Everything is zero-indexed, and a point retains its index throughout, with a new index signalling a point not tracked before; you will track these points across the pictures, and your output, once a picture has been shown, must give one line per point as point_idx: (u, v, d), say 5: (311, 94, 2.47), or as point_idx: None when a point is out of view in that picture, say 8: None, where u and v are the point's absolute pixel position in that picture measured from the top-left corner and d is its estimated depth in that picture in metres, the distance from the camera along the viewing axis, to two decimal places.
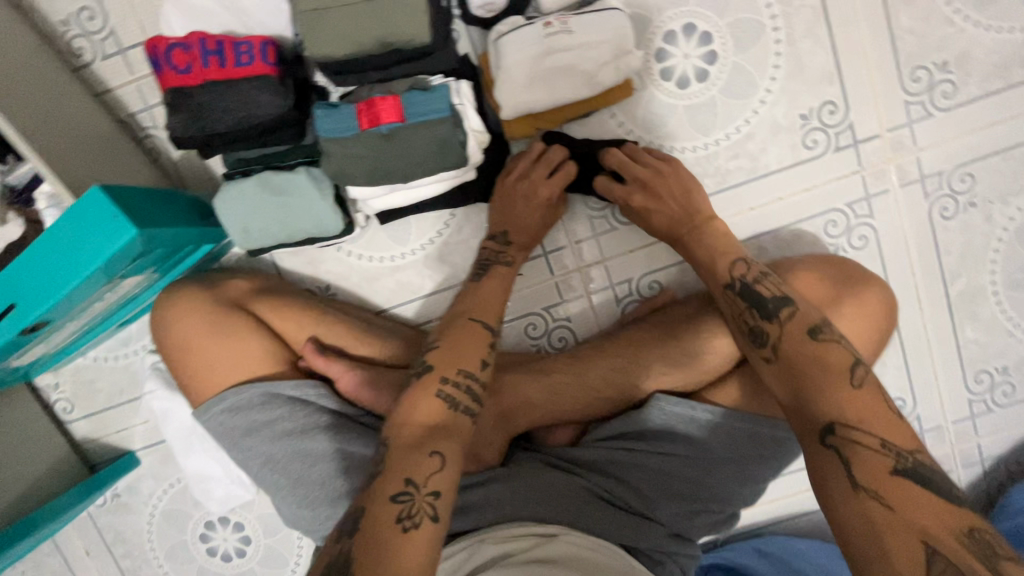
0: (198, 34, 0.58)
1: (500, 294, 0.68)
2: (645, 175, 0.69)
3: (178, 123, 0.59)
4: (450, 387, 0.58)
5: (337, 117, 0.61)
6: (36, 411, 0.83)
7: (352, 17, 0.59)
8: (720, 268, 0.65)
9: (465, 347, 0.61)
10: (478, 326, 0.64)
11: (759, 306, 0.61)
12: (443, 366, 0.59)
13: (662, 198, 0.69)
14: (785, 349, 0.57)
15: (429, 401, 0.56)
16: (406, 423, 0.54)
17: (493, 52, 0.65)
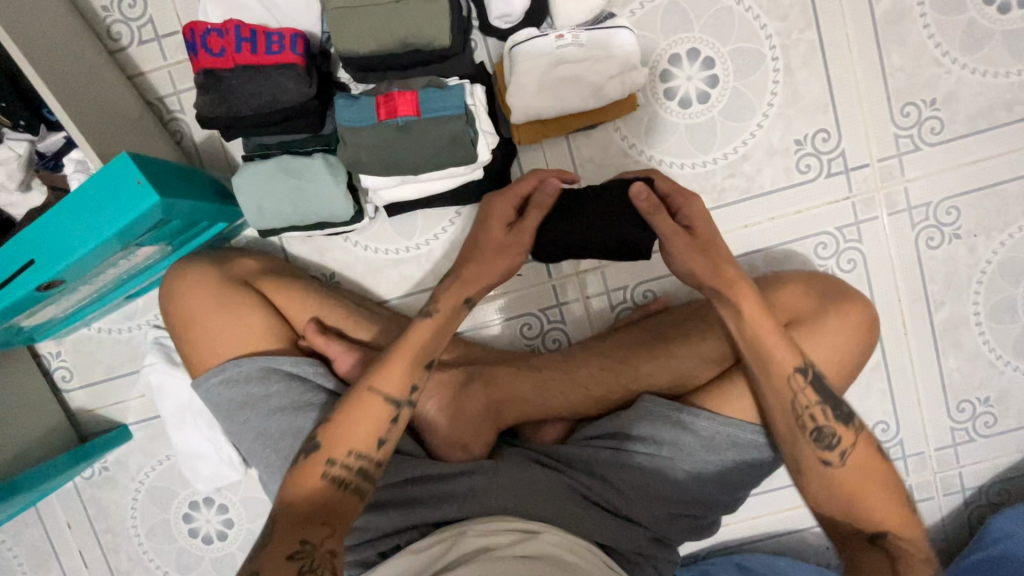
0: (234, 21, 0.61)
1: (413, 356, 0.63)
2: (692, 217, 0.64)
3: (207, 103, 0.62)
4: (337, 469, 0.59)
5: (357, 108, 0.64)
6: (35, 376, 0.84)
7: (379, 16, 0.63)
8: (786, 357, 0.62)
9: (360, 425, 0.60)
10: (376, 400, 0.61)
11: (833, 408, 0.62)
12: (331, 447, 0.60)
13: (714, 251, 0.64)
14: (854, 456, 0.61)
15: (314, 481, 0.59)
16: (297, 496, 0.58)
17: (507, 60, 0.69)
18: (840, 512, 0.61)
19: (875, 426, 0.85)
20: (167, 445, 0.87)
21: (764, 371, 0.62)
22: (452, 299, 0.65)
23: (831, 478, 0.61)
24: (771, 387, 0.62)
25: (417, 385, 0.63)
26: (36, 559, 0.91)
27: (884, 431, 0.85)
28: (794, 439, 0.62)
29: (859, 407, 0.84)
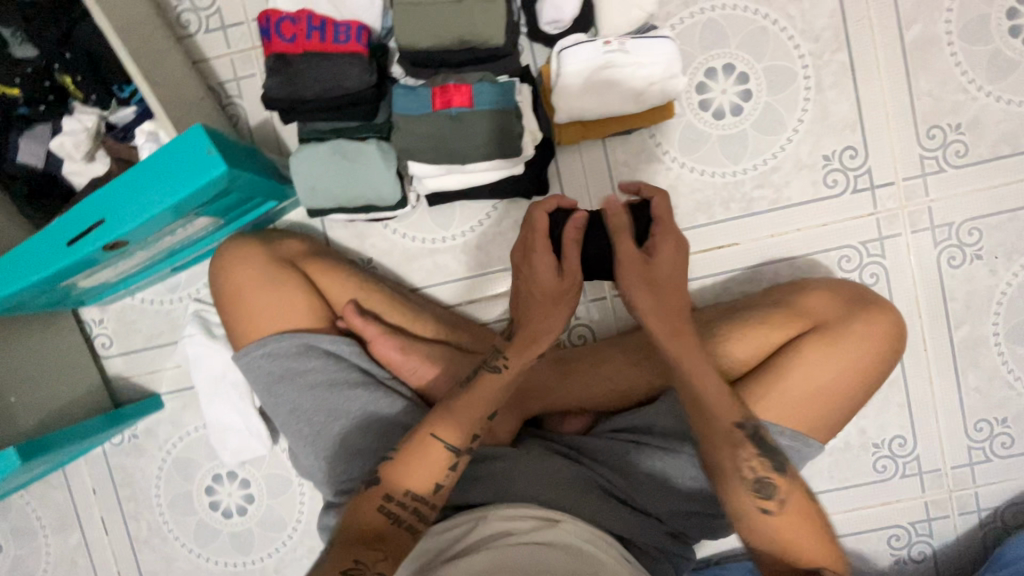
0: (306, 11, 0.66)
1: (480, 406, 0.65)
2: (658, 258, 0.64)
3: (275, 84, 0.66)
4: (393, 505, 0.61)
5: (414, 97, 0.68)
6: (78, 341, 0.87)
7: (440, 14, 0.67)
8: (726, 411, 0.62)
9: (422, 469, 0.62)
10: (438, 446, 0.63)
11: (771, 458, 0.61)
12: (390, 484, 0.62)
13: (666, 293, 0.64)
14: (790, 505, 0.61)
15: (371, 512, 0.61)
16: (355, 523, 0.60)
17: (554, 62, 0.73)
18: (772, 559, 0.61)
19: (892, 440, 0.86)
20: (196, 417, 0.89)
21: (710, 429, 0.63)
22: (523, 355, 0.68)
23: (769, 527, 0.60)
24: (709, 434, 0.63)
25: (478, 433, 0.65)
26: (59, 522, 0.93)
27: (901, 445, 0.86)
28: (729, 486, 0.61)
29: (877, 421, 0.86)
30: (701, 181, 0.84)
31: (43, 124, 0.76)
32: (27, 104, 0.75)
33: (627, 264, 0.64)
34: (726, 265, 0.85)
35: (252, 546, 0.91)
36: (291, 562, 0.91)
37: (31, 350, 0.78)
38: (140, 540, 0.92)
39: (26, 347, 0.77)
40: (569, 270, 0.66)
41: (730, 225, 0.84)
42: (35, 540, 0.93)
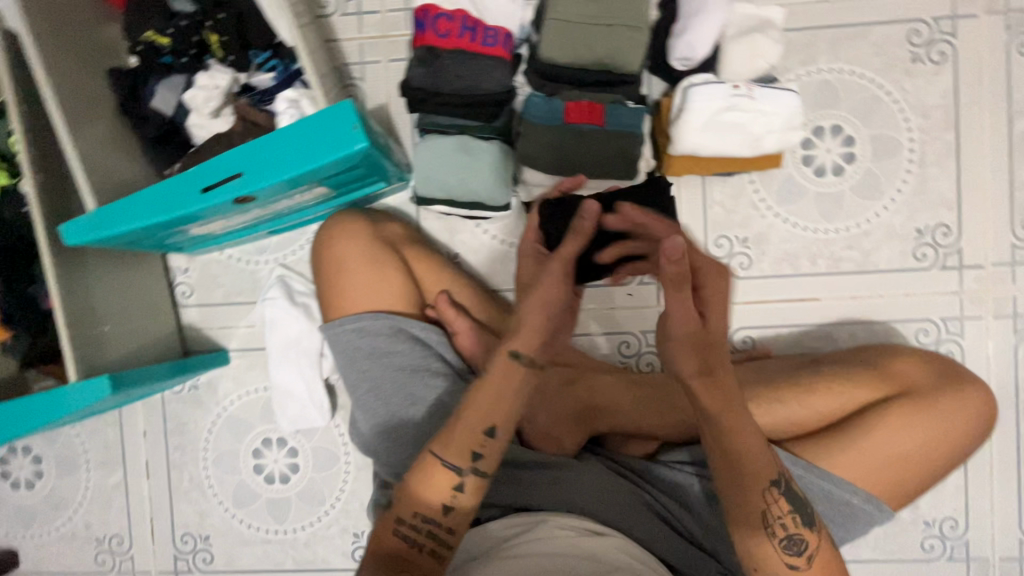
0: (463, 11, 0.69)
1: (474, 428, 0.62)
2: (710, 312, 0.57)
3: (420, 75, 0.69)
4: (406, 528, 0.62)
5: (547, 108, 0.70)
6: (162, 285, 0.89)
7: (587, 34, 0.69)
8: (764, 470, 0.59)
9: (429, 492, 0.62)
10: (440, 469, 0.62)
11: (802, 513, 0.59)
12: (403, 508, 0.62)
13: (711, 350, 0.56)
14: (817, 560, 0.59)
15: (389, 537, 0.62)
16: (376, 550, 0.62)
17: (679, 97, 0.75)
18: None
19: (944, 520, 0.85)
20: (258, 379, 0.91)
21: (746, 475, 0.59)
22: (508, 375, 0.61)
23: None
24: (740, 493, 0.59)
25: (480, 454, 0.62)
26: (105, 459, 0.94)
27: (952, 527, 0.85)
28: (758, 541, 0.59)
29: (932, 499, 0.85)
30: (792, 233, 0.85)
31: (178, 75, 0.79)
32: (171, 55, 0.79)
33: (682, 321, 0.55)
34: (803, 318, 0.86)
35: (287, 515, 0.92)
36: (322, 538, 0.91)
37: (124, 285, 0.80)
38: (179, 490, 0.93)
39: (119, 282, 0.79)
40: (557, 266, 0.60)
41: (814, 279, 0.85)
42: (78, 472, 0.94)
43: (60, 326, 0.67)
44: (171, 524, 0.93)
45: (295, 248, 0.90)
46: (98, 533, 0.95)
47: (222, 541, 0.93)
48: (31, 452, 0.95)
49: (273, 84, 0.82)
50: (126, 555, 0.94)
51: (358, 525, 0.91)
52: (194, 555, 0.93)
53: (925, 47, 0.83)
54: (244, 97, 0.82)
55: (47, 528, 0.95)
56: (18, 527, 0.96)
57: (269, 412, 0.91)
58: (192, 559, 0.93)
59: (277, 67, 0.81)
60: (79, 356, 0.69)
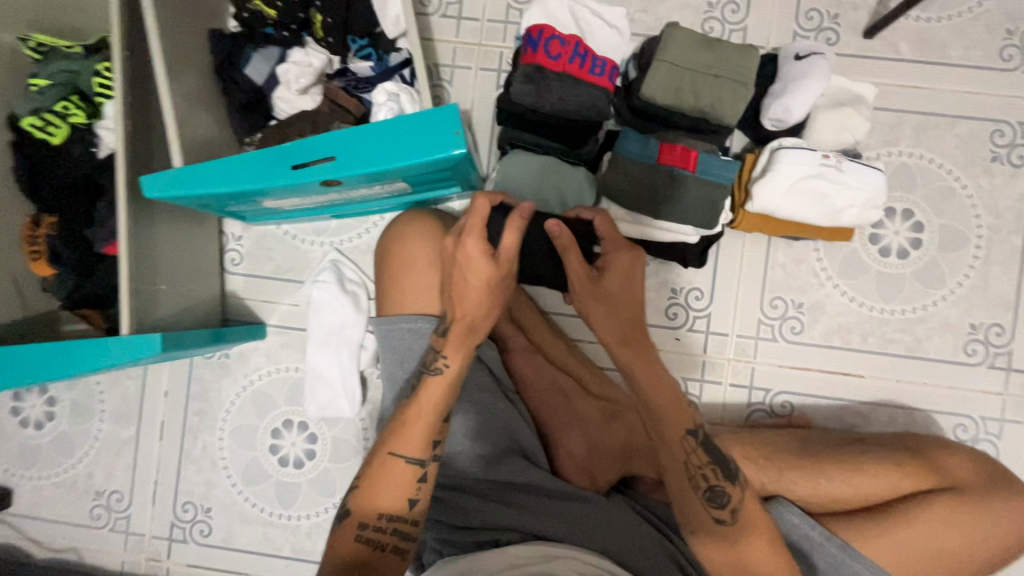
0: (576, 37, 0.70)
1: (428, 413, 0.62)
2: (608, 273, 0.60)
3: (526, 91, 0.69)
4: (371, 531, 0.59)
5: (643, 146, 0.71)
6: (215, 248, 0.88)
7: (694, 81, 0.70)
8: (682, 418, 0.60)
9: (388, 487, 0.60)
10: (399, 465, 0.61)
11: (723, 466, 0.59)
12: (363, 512, 0.60)
13: (620, 300, 0.60)
14: (743, 515, 0.58)
15: (347, 545, 0.59)
16: (332, 558, 0.58)
17: (766, 157, 0.76)
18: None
19: None
20: (292, 359, 0.90)
21: (661, 435, 0.60)
22: (459, 348, 0.63)
23: (726, 540, 0.57)
24: (663, 447, 0.60)
25: (437, 440, 0.62)
26: (120, 412, 0.92)
27: None
28: (684, 500, 0.59)
29: None
30: (848, 306, 0.85)
31: (275, 47, 0.80)
32: (273, 26, 0.80)
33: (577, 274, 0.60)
34: (845, 393, 0.86)
35: (294, 502, 0.90)
36: (325, 531, 0.90)
37: (183, 244, 0.79)
38: (189, 458, 0.91)
39: (179, 240, 0.78)
40: (501, 249, 0.60)
41: (861, 356, 0.86)
42: (89, 421, 0.93)
43: (121, 277, 0.66)
44: (175, 489, 0.91)
45: (354, 234, 0.89)
46: (99, 487, 0.93)
47: (222, 516, 0.91)
48: (47, 393, 0.93)
49: (371, 73, 0.82)
50: (124, 513, 0.92)
51: None
52: (192, 525, 0.91)
53: (1007, 149, 0.84)
54: (337, 80, 0.83)
55: (47, 471, 0.93)
56: (18, 467, 0.93)
57: (295, 394, 0.90)
58: (189, 529, 0.91)
59: (372, 56, 0.82)
60: (133, 310, 0.67)
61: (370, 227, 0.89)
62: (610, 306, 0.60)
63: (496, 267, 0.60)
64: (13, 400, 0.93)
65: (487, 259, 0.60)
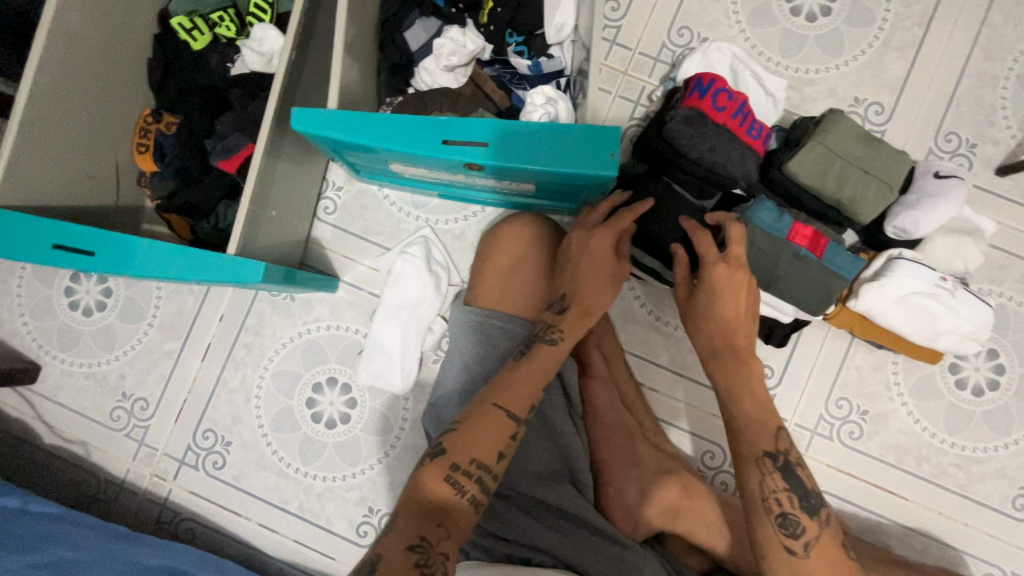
0: (744, 97, 0.72)
1: (536, 380, 0.63)
2: (710, 284, 0.64)
3: (686, 131, 0.70)
4: (458, 476, 0.56)
5: (777, 219, 0.71)
6: (315, 192, 0.88)
7: (842, 169, 0.71)
8: (762, 441, 0.61)
9: (482, 436, 0.58)
10: (501, 416, 0.60)
11: (800, 496, 0.59)
12: (455, 453, 0.57)
13: (714, 318, 0.63)
14: (817, 550, 0.57)
15: (433, 484, 0.55)
16: (416, 496, 0.55)
17: (884, 262, 0.76)
18: None
19: None
20: (356, 321, 0.89)
21: (738, 449, 0.61)
22: (576, 328, 0.66)
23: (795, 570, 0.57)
24: (739, 465, 0.61)
25: (534, 403, 0.62)
26: (171, 323, 0.91)
27: None
28: (755, 521, 0.59)
29: None
30: (911, 427, 0.85)
31: (437, 20, 0.80)
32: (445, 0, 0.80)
33: (678, 288, 0.67)
34: (884, 510, 0.85)
35: (315, 460, 0.89)
36: (336, 496, 0.88)
37: (294, 182, 0.79)
38: (224, 387, 0.90)
39: (293, 176, 0.78)
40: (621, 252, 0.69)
41: (911, 478, 0.85)
42: (139, 323, 0.92)
43: (245, 197, 0.66)
44: (202, 413, 0.90)
45: (452, 218, 0.89)
46: (127, 390, 0.91)
47: (239, 454, 0.90)
48: (106, 282, 0.92)
49: (528, 72, 0.82)
50: (145, 423, 0.91)
51: (378, 501, 0.88)
52: (207, 454, 0.90)
53: None
54: (488, 69, 0.84)
55: (81, 359, 0.92)
56: (54, 346, 0.92)
57: (348, 354, 0.89)
58: (203, 458, 0.90)
59: (524, 54, 0.81)
60: (243, 232, 0.67)
61: (469, 215, 0.89)
62: (703, 325, 0.64)
63: (616, 266, 0.68)
64: (70, 281, 0.92)
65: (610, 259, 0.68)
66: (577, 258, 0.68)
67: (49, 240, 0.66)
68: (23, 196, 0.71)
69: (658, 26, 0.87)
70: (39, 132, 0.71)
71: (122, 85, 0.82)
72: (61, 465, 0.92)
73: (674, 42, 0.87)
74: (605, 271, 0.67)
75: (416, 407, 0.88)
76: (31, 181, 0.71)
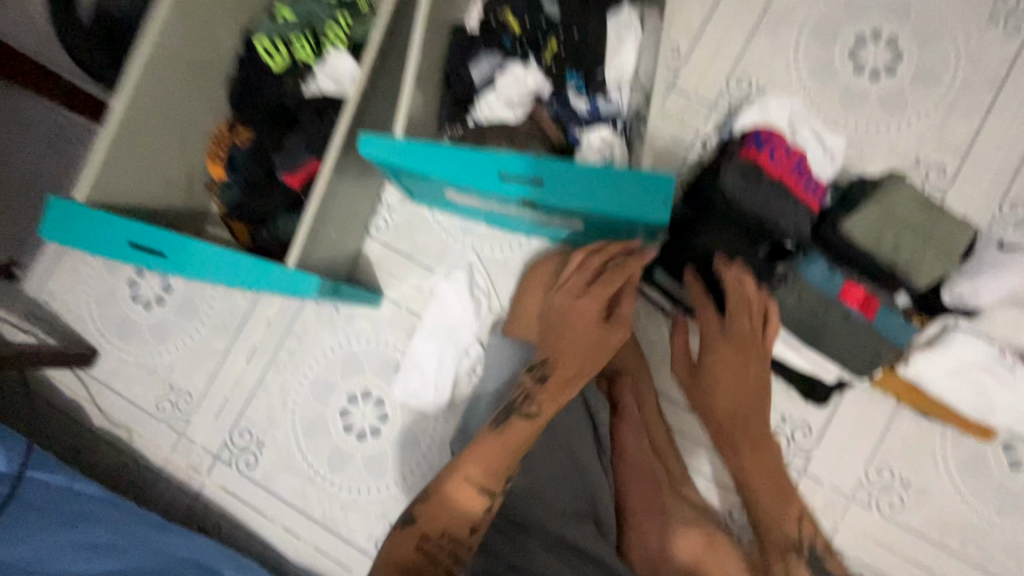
0: (802, 154, 0.72)
1: (509, 450, 0.61)
2: (713, 368, 0.69)
3: (741, 185, 0.70)
4: (428, 547, 0.58)
5: (827, 277, 0.71)
6: (369, 210, 0.91)
7: (901, 235, 0.70)
8: None
9: (452, 508, 0.59)
10: (471, 488, 0.60)
11: None
12: (424, 523, 0.59)
13: (725, 398, 0.68)
14: None
15: (404, 553, 0.57)
16: (388, 561, 0.57)
17: (939, 330, 0.74)
18: None
19: None
20: (395, 338, 0.92)
21: None
22: (556, 399, 0.63)
23: None
24: None
25: (510, 474, 0.61)
26: (222, 323, 0.96)
27: None
28: None
29: None
30: (957, 504, 0.81)
31: (501, 56, 0.82)
32: (511, 40, 0.83)
33: (677, 369, 0.72)
34: None
35: (342, 470, 0.90)
36: (360, 509, 0.90)
37: (354, 198, 0.84)
38: (265, 388, 0.93)
39: (353, 194, 0.82)
40: (617, 317, 0.67)
41: (954, 559, 0.80)
42: (192, 320, 0.96)
43: (309, 210, 0.69)
44: (240, 412, 0.94)
45: (497, 245, 0.91)
46: (174, 383, 0.96)
47: (271, 456, 0.92)
48: (166, 279, 0.97)
49: (586, 115, 0.82)
50: (187, 416, 0.95)
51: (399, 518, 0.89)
52: (241, 453, 0.93)
53: None
54: (547, 107, 0.84)
55: (136, 349, 0.97)
56: (113, 335, 0.98)
57: (384, 369, 0.91)
58: (236, 456, 0.93)
59: (584, 94, 0.82)
60: (303, 245, 0.71)
61: (513, 244, 0.91)
62: (715, 407, 0.68)
63: (610, 332, 0.65)
64: (134, 275, 0.98)
65: (602, 326, 0.66)
66: (562, 325, 0.66)
67: (125, 238, 0.71)
68: (107, 194, 0.76)
69: (717, 75, 0.88)
70: (128, 138, 0.77)
71: (203, 99, 0.88)
72: (106, 449, 0.96)
73: (732, 91, 0.88)
74: (593, 335, 0.65)
75: (445, 429, 0.89)
76: (116, 181, 0.77)
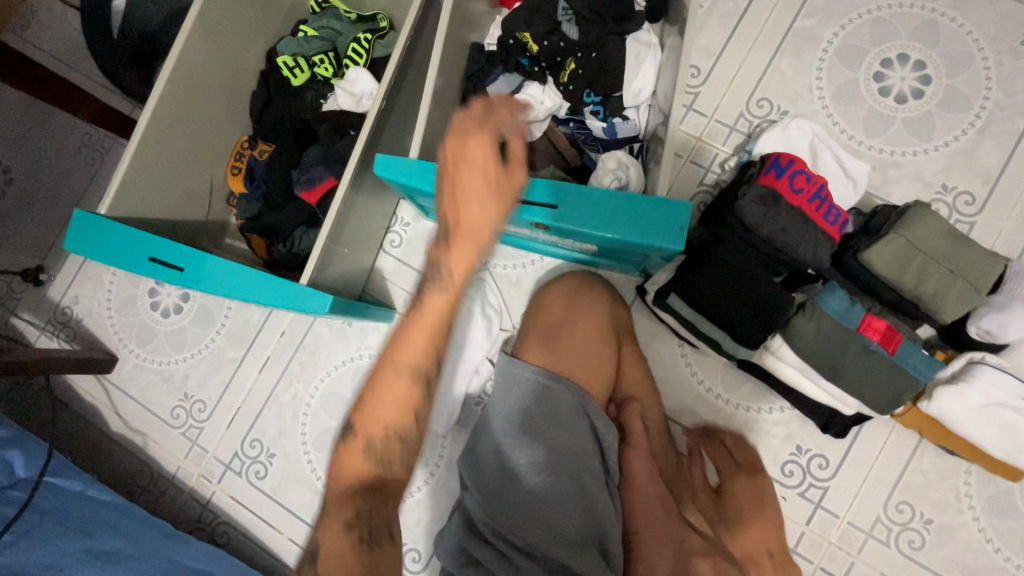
0: (823, 181, 0.70)
1: (434, 323, 0.53)
2: (732, 497, 0.79)
3: (760, 212, 0.68)
4: (376, 442, 0.55)
5: (847, 308, 0.69)
6: (383, 226, 0.92)
7: (927, 267, 0.68)
8: None
9: (389, 403, 0.54)
10: (403, 378, 0.54)
11: None
12: (366, 427, 0.55)
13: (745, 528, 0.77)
14: None
15: (356, 458, 0.55)
16: (338, 475, 0.55)
17: (964, 365, 0.72)
18: None
19: None
20: None
21: None
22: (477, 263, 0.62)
23: None
24: None
25: (441, 354, 0.55)
26: (237, 333, 0.97)
27: None
28: None
29: None
30: (981, 545, 0.78)
31: (519, 76, 0.84)
32: (529, 59, 0.84)
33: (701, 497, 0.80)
34: None
35: None
36: None
37: (370, 214, 0.84)
38: (276, 399, 0.94)
39: (368, 210, 0.83)
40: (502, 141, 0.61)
41: None
42: (208, 329, 0.98)
43: (325, 230, 0.70)
44: (252, 422, 0.94)
45: (510, 264, 0.91)
46: (188, 391, 0.97)
47: (281, 467, 0.93)
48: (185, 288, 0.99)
49: (602, 135, 0.83)
50: (200, 424, 0.96)
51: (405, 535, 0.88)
52: (251, 463, 0.94)
53: None
54: (563, 127, 0.85)
55: (154, 356, 0.99)
56: (132, 341, 1.00)
57: None
58: (247, 465, 0.94)
59: (599, 113, 0.82)
60: (317, 265, 0.71)
61: (527, 263, 0.90)
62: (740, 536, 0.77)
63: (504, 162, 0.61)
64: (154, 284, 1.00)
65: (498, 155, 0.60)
66: None
67: (145, 253, 0.72)
68: (128, 208, 0.77)
69: (737, 96, 0.87)
70: (151, 154, 0.79)
71: (225, 114, 0.90)
72: (122, 453, 0.98)
73: (753, 112, 0.87)
74: None
75: (453, 446, 0.89)
76: (138, 196, 0.78)
